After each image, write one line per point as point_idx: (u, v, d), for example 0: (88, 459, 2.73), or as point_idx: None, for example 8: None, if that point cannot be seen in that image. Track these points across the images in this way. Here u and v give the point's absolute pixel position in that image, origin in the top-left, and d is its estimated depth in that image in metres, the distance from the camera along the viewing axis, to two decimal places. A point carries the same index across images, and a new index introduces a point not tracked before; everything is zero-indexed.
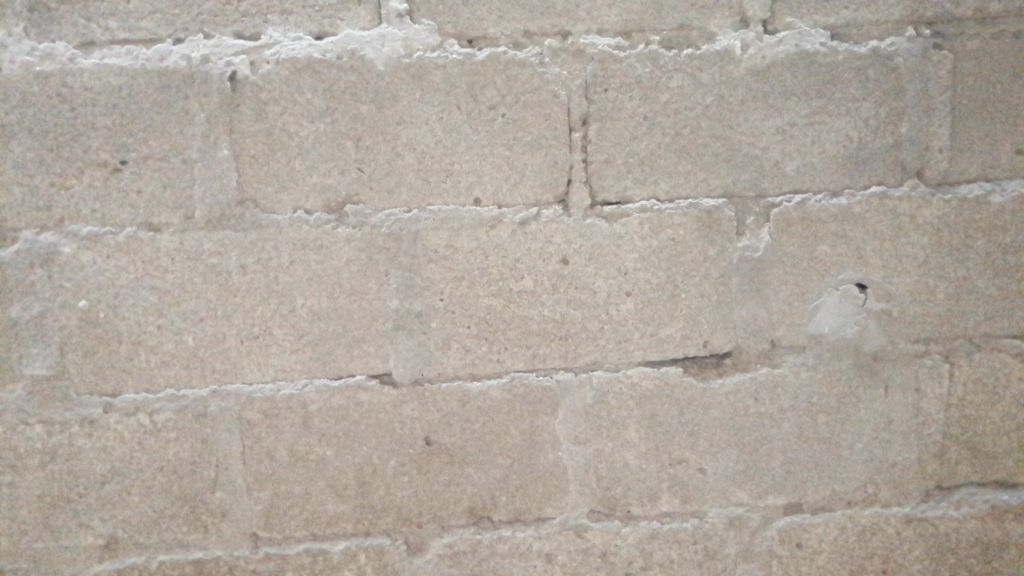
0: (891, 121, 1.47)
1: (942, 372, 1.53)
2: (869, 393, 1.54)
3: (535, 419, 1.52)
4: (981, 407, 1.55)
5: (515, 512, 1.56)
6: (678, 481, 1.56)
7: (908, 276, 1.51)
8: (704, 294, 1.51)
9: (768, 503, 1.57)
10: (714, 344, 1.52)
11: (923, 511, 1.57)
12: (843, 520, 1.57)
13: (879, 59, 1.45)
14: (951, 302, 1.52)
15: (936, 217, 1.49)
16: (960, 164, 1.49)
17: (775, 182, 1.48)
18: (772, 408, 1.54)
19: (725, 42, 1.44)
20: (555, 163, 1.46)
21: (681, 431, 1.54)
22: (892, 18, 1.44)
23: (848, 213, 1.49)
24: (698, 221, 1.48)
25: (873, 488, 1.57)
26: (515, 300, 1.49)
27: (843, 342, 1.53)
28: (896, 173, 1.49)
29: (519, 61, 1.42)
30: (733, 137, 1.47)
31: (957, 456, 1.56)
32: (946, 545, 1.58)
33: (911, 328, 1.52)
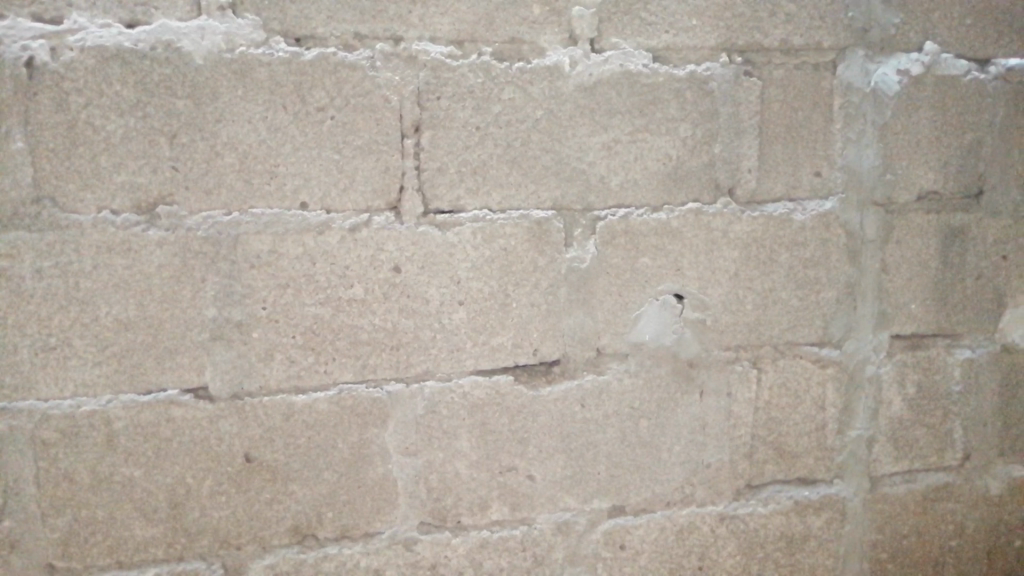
0: (706, 141, 1.56)
1: (751, 378, 1.63)
2: (687, 399, 1.62)
3: (364, 432, 1.48)
4: (785, 409, 1.66)
5: (341, 528, 1.51)
6: (508, 489, 1.57)
7: (722, 287, 1.60)
8: (534, 303, 1.53)
9: (594, 507, 1.61)
10: (544, 352, 1.55)
11: (735, 509, 1.67)
12: (663, 520, 1.64)
13: (696, 82, 1.53)
14: (759, 312, 1.62)
15: (746, 233, 1.59)
16: (767, 183, 1.60)
17: (601, 195, 1.53)
18: (598, 414, 1.58)
19: (555, 58, 1.47)
20: (386, 169, 1.44)
21: (512, 440, 1.55)
22: (709, 45, 1.53)
23: (667, 227, 1.56)
24: (528, 232, 1.50)
25: (690, 488, 1.65)
26: (344, 308, 1.44)
27: (664, 350, 1.59)
28: (711, 190, 1.58)
29: (349, 63, 1.39)
30: (562, 151, 1.50)
31: (765, 456, 1.67)
32: (755, 539, 1.68)
33: (724, 337, 1.61)
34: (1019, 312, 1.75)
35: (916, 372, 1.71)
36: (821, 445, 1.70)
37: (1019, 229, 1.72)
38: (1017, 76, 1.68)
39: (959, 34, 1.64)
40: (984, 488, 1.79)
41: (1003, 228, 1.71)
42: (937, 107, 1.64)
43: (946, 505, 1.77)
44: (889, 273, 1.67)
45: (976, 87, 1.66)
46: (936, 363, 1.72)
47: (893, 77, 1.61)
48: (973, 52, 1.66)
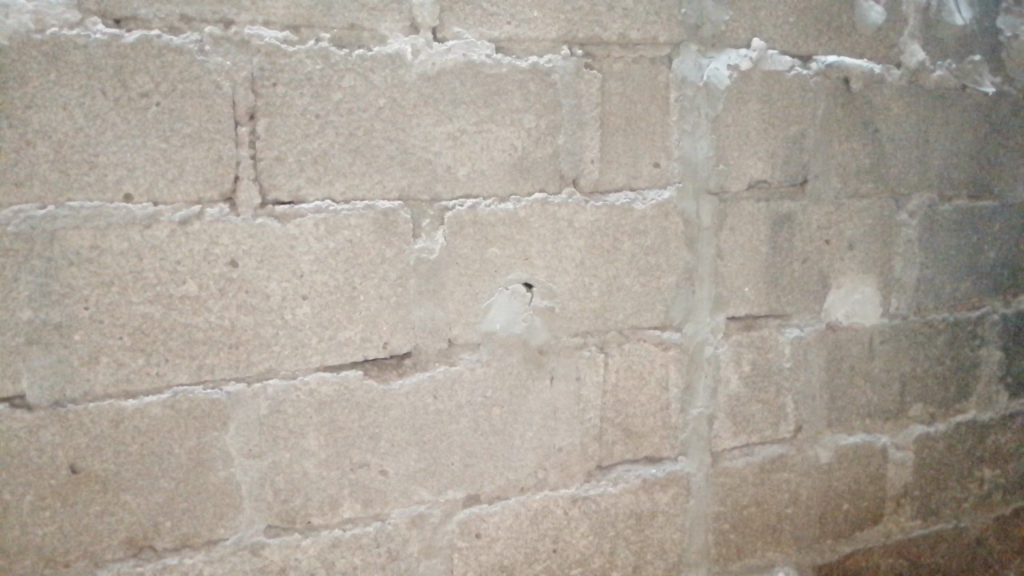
0: (550, 132, 1.58)
1: (598, 363, 1.68)
2: (537, 386, 1.64)
3: (203, 435, 1.42)
4: (631, 391, 1.72)
5: (182, 537, 1.43)
6: (359, 486, 1.54)
7: (568, 275, 1.63)
8: (382, 296, 1.50)
9: (448, 498, 1.61)
10: (393, 345, 1.53)
11: (586, 491, 1.71)
12: (517, 507, 1.66)
13: (539, 73, 1.55)
14: (605, 299, 1.67)
15: (591, 221, 1.63)
16: (609, 173, 1.64)
17: (448, 186, 1.52)
18: (450, 405, 1.58)
19: (396, 46, 1.45)
20: (219, 159, 1.37)
21: (362, 435, 1.53)
22: (550, 37, 1.55)
23: (514, 217, 1.57)
24: (373, 223, 1.47)
25: (542, 473, 1.68)
26: (177, 306, 1.37)
27: (514, 338, 1.61)
28: (556, 180, 1.60)
29: (175, 47, 1.31)
30: (406, 140, 1.48)
31: (613, 437, 1.73)
32: (606, 519, 1.74)
33: (572, 323, 1.65)
34: (841, 293, 1.88)
35: (751, 351, 1.81)
36: (666, 425, 1.77)
37: (839, 215, 1.85)
38: (835, 73, 1.80)
39: (782, 31, 1.74)
40: (815, 457, 1.92)
41: (825, 215, 1.83)
42: (764, 101, 1.74)
43: (781, 476, 1.89)
44: (724, 259, 1.76)
45: (799, 82, 1.77)
46: (768, 342, 1.83)
47: (724, 72, 1.69)
48: (796, 49, 1.77)
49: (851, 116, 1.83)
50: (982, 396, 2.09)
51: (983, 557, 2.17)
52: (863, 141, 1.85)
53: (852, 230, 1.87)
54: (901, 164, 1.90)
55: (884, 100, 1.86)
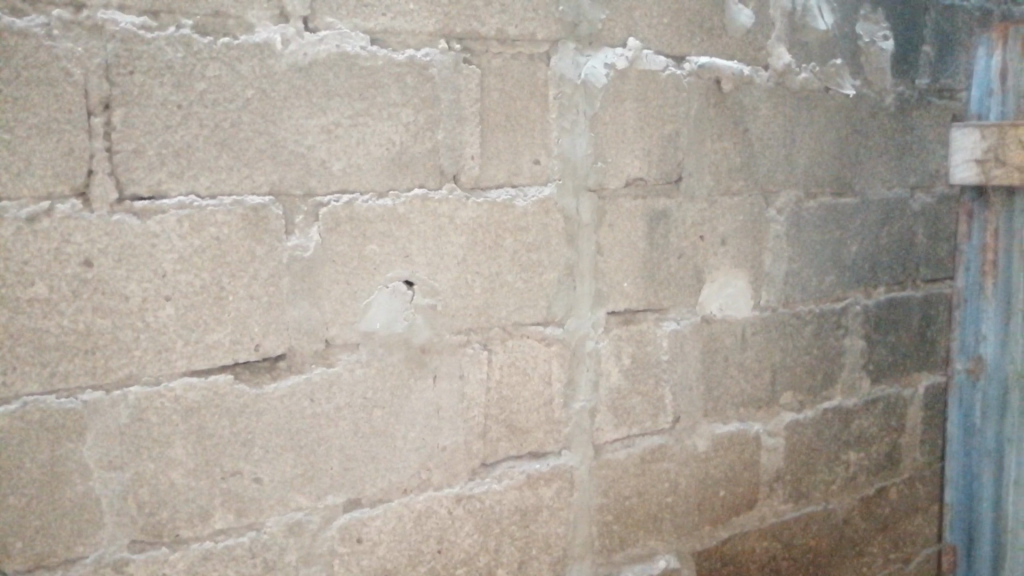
0: (428, 127, 1.56)
1: (481, 360, 1.67)
2: (419, 385, 1.62)
3: (56, 447, 1.32)
4: (515, 387, 1.72)
5: (34, 559, 1.33)
6: (231, 495, 1.47)
7: (450, 272, 1.61)
8: (253, 295, 1.44)
9: (327, 503, 1.56)
10: (266, 347, 1.47)
11: (470, 489, 1.70)
12: (399, 508, 1.63)
13: (416, 67, 1.53)
14: (487, 296, 1.66)
15: (471, 218, 1.62)
16: (490, 169, 1.63)
17: (322, 181, 1.47)
18: (328, 407, 1.53)
19: (265, 35, 1.39)
20: (70, 151, 1.28)
21: (235, 442, 1.46)
22: (427, 30, 1.53)
23: (393, 213, 1.54)
24: (242, 220, 1.41)
25: (426, 473, 1.65)
26: (24, 310, 1.27)
27: (394, 337, 1.58)
28: (436, 176, 1.58)
29: (18, 30, 1.22)
30: (278, 133, 1.42)
31: (497, 434, 1.72)
32: (491, 516, 1.72)
33: (454, 321, 1.63)
34: (715, 287, 1.95)
35: (631, 345, 1.85)
36: (550, 420, 1.78)
37: (713, 212, 1.91)
38: (707, 73, 1.85)
39: (657, 32, 1.78)
40: (693, 446, 1.97)
41: (699, 211, 1.89)
42: (640, 100, 1.78)
43: (661, 465, 1.93)
44: (604, 255, 1.78)
45: (673, 82, 1.81)
46: (647, 335, 1.87)
47: (601, 71, 1.72)
48: (670, 50, 1.81)
49: (723, 115, 1.89)
50: (846, 383, 2.20)
51: (849, 536, 2.29)
52: (735, 140, 1.92)
53: (725, 226, 1.94)
54: (769, 163, 1.98)
55: (753, 101, 1.93)
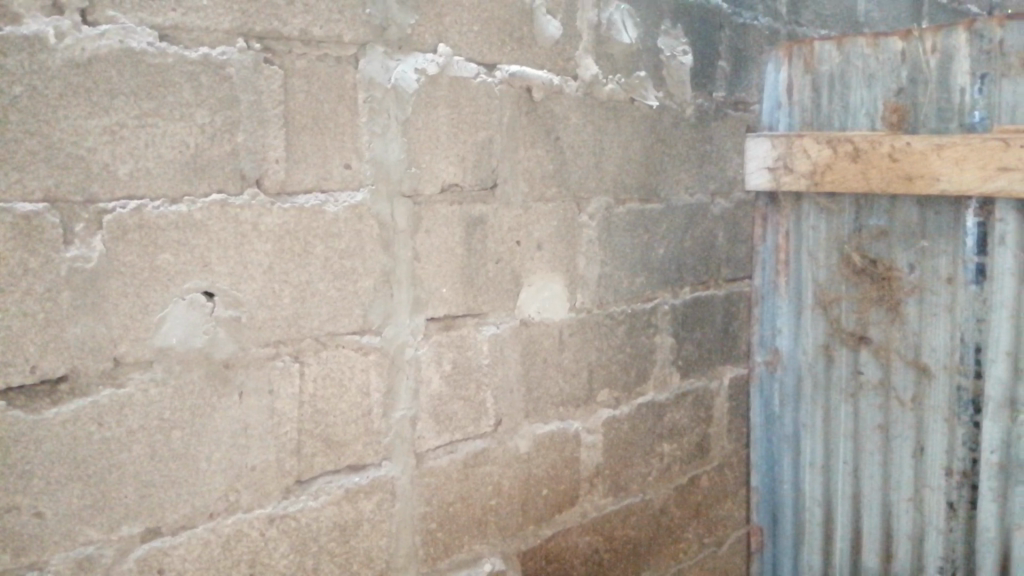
0: (226, 130, 1.48)
1: (292, 373, 1.60)
2: (224, 402, 1.53)
3: None
4: (330, 399, 1.66)
5: None
6: (6, 533, 1.32)
7: (254, 282, 1.53)
8: (26, 312, 1.31)
9: (122, 534, 1.44)
10: (44, 368, 1.33)
11: (284, 508, 1.62)
12: (205, 534, 1.53)
13: (210, 66, 1.44)
14: (297, 305, 1.59)
15: (277, 224, 1.55)
16: (296, 174, 1.57)
17: (106, 186, 1.36)
18: (119, 431, 1.41)
19: (35, 27, 1.27)
20: None
21: (10, 475, 1.31)
22: (222, 28, 1.45)
23: (188, 220, 1.45)
24: (11, 229, 1.27)
25: (234, 495, 1.56)
26: None
27: (194, 353, 1.48)
28: (237, 181, 1.50)
29: None
30: (52, 134, 1.30)
31: (312, 449, 1.65)
32: (308, 535, 1.65)
33: (261, 333, 1.56)
34: (532, 290, 1.98)
35: (451, 350, 1.84)
36: (368, 431, 1.73)
37: (528, 217, 1.95)
38: (518, 81, 1.89)
39: (467, 39, 1.79)
40: (515, 448, 1.99)
41: (514, 216, 1.92)
42: (452, 106, 1.78)
43: (484, 469, 1.94)
44: (421, 261, 1.77)
45: (485, 89, 1.83)
46: (467, 340, 1.87)
47: (411, 76, 1.70)
48: (481, 57, 1.82)
49: (535, 123, 1.93)
50: (658, 379, 2.32)
51: (666, 524, 2.40)
52: (547, 147, 1.96)
53: (540, 231, 1.98)
54: (581, 170, 2.04)
55: (564, 109, 1.99)
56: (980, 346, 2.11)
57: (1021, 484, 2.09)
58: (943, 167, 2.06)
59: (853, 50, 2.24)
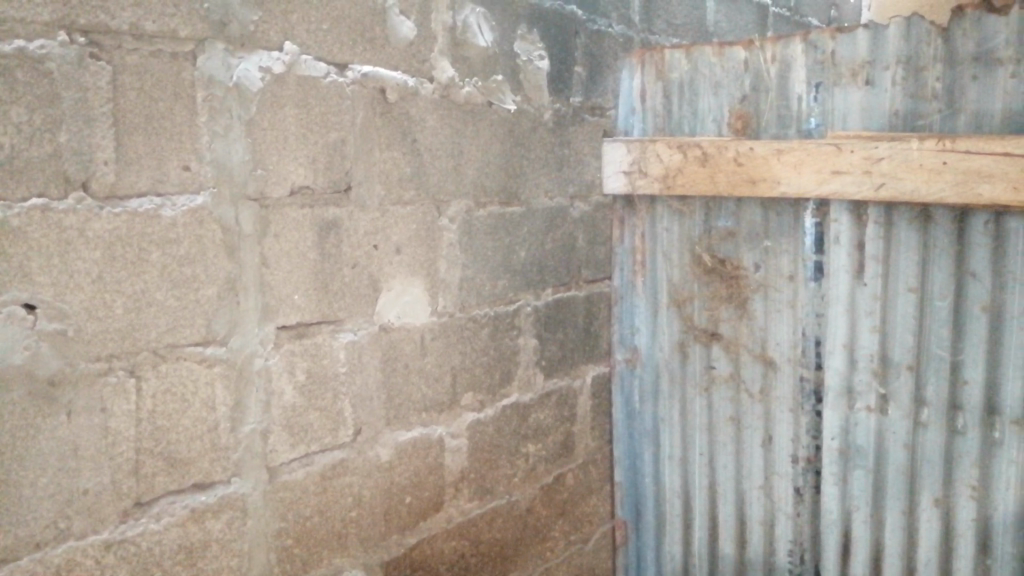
0: (47, 129, 1.37)
1: (128, 389, 1.50)
2: (49, 423, 1.41)
3: None
4: (173, 415, 1.57)
5: None
6: None
7: (82, 293, 1.43)
8: None
9: None
10: None
11: (122, 533, 1.52)
12: (31, 566, 1.40)
13: (27, 61, 1.33)
14: (132, 316, 1.49)
15: (107, 230, 1.45)
16: (128, 176, 1.47)
17: None
18: None
19: None
20: None
21: None
22: (41, 20, 1.34)
23: (3, 226, 1.33)
24: None
25: (64, 522, 1.45)
26: None
27: (12, 372, 1.36)
28: (60, 184, 1.39)
29: None
30: None
31: (152, 469, 1.55)
32: (150, 560, 1.55)
33: (91, 347, 1.45)
34: (391, 295, 1.94)
35: (304, 359, 1.78)
36: (215, 447, 1.64)
37: (384, 221, 1.91)
38: (371, 82, 1.85)
39: (316, 38, 1.74)
40: (376, 457, 1.95)
41: (370, 220, 1.88)
42: (301, 106, 1.72)
43: (343, 480, 1.88)
44: (269, 267, 1.70)
45: (335, 89, 1.78)
46: (322, 348, 1.81)
47: (255, 74, 1.64)
48: (331, 57, 1.77)
49: (389, 125, 1.90)
50: (522, 380, 2.33)
51: (532, 524, 2.42)
52: (403, 150, 1.93)
53: (398, 235, 1.94)
54: (439, 173, 2.02)
55: (420, 111, 1.96)
56: (820, 340, 2.23)
57: (858, 467, 2.22)
58: (783, 172, 2.16)
59: (701, 58, 2.33)
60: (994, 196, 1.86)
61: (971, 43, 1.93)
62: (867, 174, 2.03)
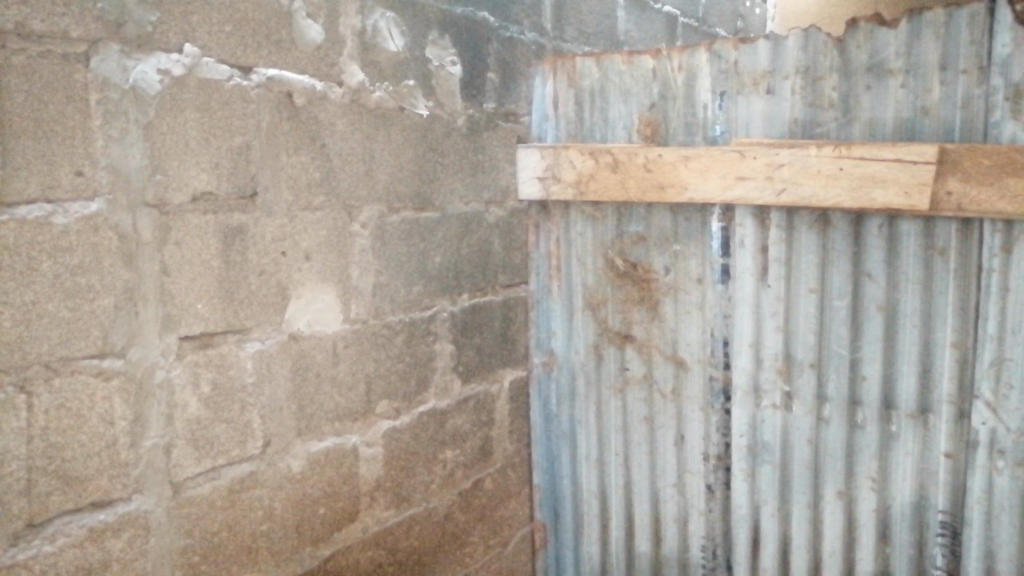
0: None
1: (18, 406, 1.42)
2: None
3: None
4: (67, 432, 1.50)
5: None
6: None
7: None
8: None
9: None
10: None
11: (13, 557, 1.44)
12: None
13: None
14: (21, 329, 1.42)
15: None
16: (15, 182, 1.40)
17: None
18: None
19: None
20: None
21: None
22: None
23: None
24: None
25: None
26: None
27: None
28: None
29: None
30: None
31: (46, 488, 1.48)
32: None
33: None
34: (301, 303, 1.91)
35: (209, 370, 1.73)
36: (114, 463, 1.58)
37: (293, 227, 1.87)
38: (277, 86, 1.81)
39: (218, 40, 1.69)
40: (287, 468, 1.91)
41: (278, 226, 1.84)
42: (202, 110, 1.67)
43: (252, 493, 1.84)
44: (170, 275, 1.64)
45: (239, 93, 1.74)
46: (228, 359, 1.76)
47: (154, 77, 1.59)
48: (234, 59, 1.73)
49: (297, 130, 1.87)
50: (438, 386, 2.32)
51: (451, 530, 2.41)
52: (312, 155, 1.90)
53: (307, 241, 1.91)
54: (349, 178, 2.00)
55: (328, 116, 1.93)
56: (728, 340, 2.29)
57: (765, 462, 2.29)
58: (690, 178, 2.22)
59: (611, 67, 2.38)
60: (887, 200, 1.94)
61: (864, 54, 2.02)
62: (769, 180, 2.10)
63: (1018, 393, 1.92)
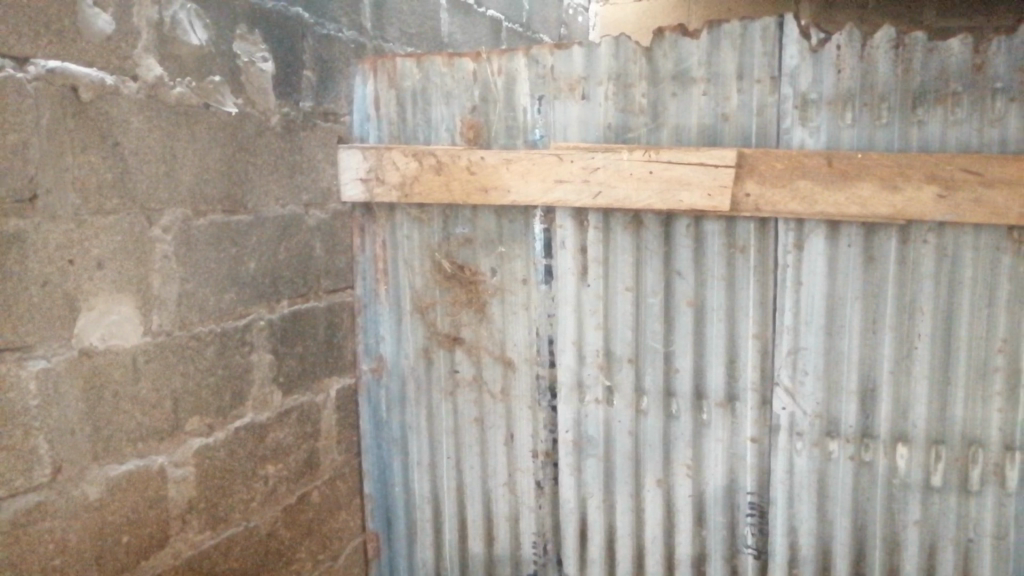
0: None
1: None
2: None
3: None
4: None
5: None
6: None
7: None
8: None
9: None
10: None
11: None
12: None
13: None
14: None
15: None
16: None
17: None
18: None
19: None
20: None
21: None
22: None
23: None
24: None
25: None
26: None
27: None
28: None
29: None
30: None
31: None
32: None
33: None
34: (93, 315, 1.76)
35: None
36: None
37: (81, 233, 1.72)
38: (58, 79, 1.66)
39: None
40: (82, 496, 1.76)
41: (64, 232, 1.68)
42: None
43: (42, 526, 1.67)
44: None
45: (13, 86, 1.57)
46: (6, 380, 1.59)
47: None
48: (6, 49, 1.56)
49: (84, 127, 1.72)
50: (257, 398, 2.21)
51: (275, 548, 2.31)
52: (103, 154, 1.75)
53: (99, 248, 1.76)
54: (148, 180, 1.86)
55: (122, 113, 1.79)
56: (552, 339, 2.34)
57: (590, 456, 2.35)
58: (511, 180, 2.24)
59: (431, 68, 2.37)
60: (693, 202, 2.05)
61: (670, 63, 2.11)
62: (586, 183, 2.16)
63: (812, 378, 2.09)
